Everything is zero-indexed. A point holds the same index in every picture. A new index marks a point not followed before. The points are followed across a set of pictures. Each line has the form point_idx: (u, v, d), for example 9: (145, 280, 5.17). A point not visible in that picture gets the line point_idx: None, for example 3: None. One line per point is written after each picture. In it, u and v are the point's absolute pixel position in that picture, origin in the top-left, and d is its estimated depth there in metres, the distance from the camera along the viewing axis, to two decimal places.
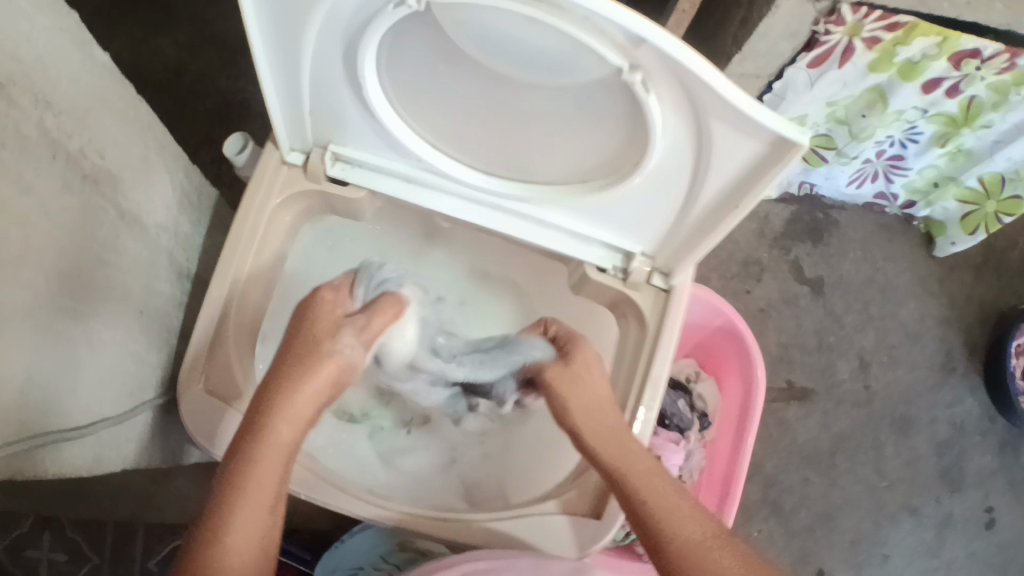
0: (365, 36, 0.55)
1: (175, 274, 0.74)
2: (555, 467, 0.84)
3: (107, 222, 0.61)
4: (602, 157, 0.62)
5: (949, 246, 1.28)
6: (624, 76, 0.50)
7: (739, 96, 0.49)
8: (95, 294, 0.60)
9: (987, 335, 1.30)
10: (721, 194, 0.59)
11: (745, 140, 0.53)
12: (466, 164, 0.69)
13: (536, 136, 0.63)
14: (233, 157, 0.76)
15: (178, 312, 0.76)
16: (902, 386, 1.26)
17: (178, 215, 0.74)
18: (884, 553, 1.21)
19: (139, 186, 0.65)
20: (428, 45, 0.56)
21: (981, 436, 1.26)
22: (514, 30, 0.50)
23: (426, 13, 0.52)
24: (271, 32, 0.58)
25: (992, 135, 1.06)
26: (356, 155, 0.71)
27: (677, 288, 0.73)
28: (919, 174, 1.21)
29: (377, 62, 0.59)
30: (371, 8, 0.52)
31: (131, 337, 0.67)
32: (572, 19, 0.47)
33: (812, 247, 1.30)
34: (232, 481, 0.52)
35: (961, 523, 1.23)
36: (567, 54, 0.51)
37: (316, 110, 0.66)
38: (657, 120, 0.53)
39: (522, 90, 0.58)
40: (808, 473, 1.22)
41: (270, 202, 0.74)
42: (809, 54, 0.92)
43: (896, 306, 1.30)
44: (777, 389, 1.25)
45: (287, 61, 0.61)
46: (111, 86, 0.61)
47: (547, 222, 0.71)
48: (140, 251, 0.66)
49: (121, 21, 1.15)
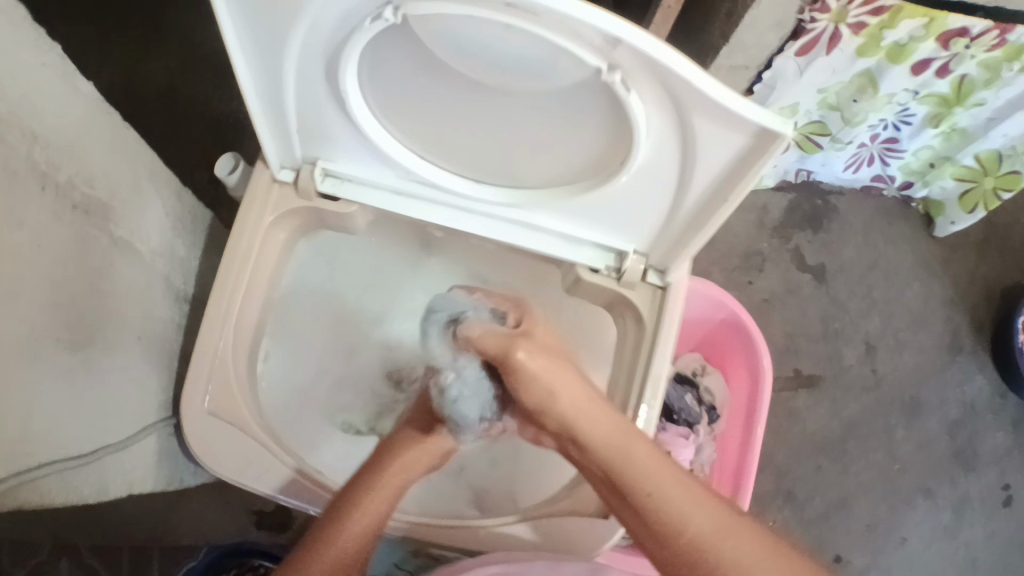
0: (345, 51, 0.55)
1: (173, 297, 0.75)
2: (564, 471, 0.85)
3: (101, 250, 0.61)
4: (588, 158, 0.62)
5: (949, 226, 1.28)
6: (603, 77, 0.50)
7: (718, 89, 0.49)
8: (92, 321, 0.60)
9: (993, 313, 1.29)
10: (710, 188, 0.59)
11: (729, 132, 0.53)
12: (455, 173, 0.69)
13: (522, 139, 0.63)
14: (225, 178, 0.77)
15: (179, 334, 0.76)
16: (910, 368, 1.26)
17: (172, 239, 0.74)
18: (902, 537, 1.20)
19: (131, 212, 0.66)
20: (408, 56, 0.56)
21: (993, 414, 1.25)
22: (490, 38, 0.50)
23: (404, 26, 0.52)
24: (252, 53, 0.58)
25: (985, 112, 1.06)
26: (346, 170, 0.72)
27: (673, 284, 0.73)
28: (914, 156, 1.21)
29: (359, 76, 0.59)
30: (349, 23, 0.53)
31: (131, 362, 0.67)
32: (547, 24, 0.47)
33: (812, 235, 1.30)
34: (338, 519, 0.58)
35: (978, 502, 1.22)
36: (545, 58, 0.51)
37: (303, 127, 0.67)
38: (639, 118, 0.53)
39: (504, 95, 0.58)
40: (820, 460, 1.22)
41: (262, 221, 0.74)
42: (796, 43, 0.92)
43: (900, 289, 1.29)
44: (784, 378, 1.24)
45: (271, 80, 0.61)
46: (97, 115, 0.62)
47: (538, 225, 0.71)
48: (135, 277, 0.67)
49: (113, 48, 1.16)
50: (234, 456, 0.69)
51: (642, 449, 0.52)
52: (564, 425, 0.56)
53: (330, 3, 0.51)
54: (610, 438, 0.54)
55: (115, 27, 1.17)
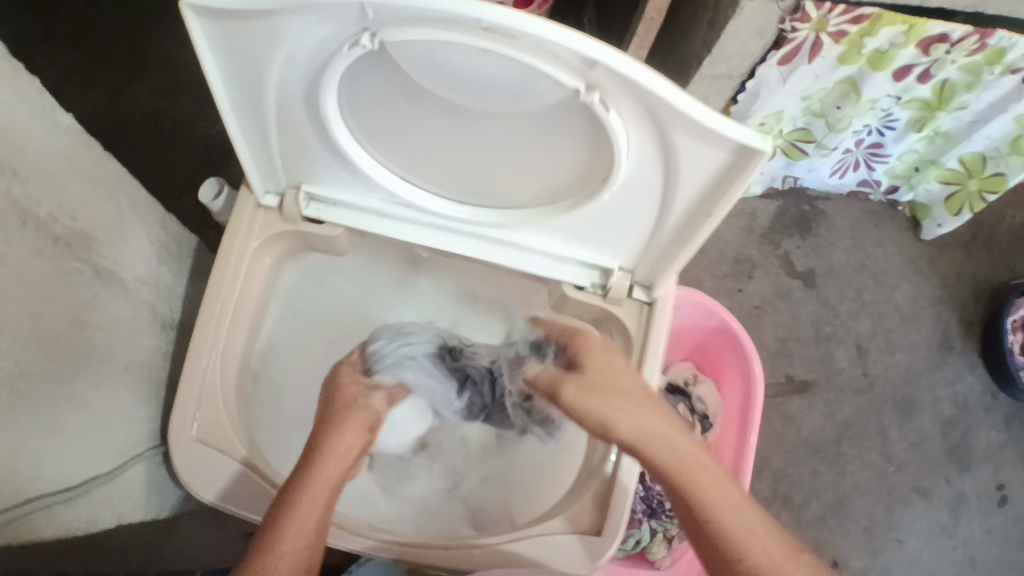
0: (325, 76, 0.55)
1: (159, 322, 0.74)
2: (557, 487, 0.85)
3: (84, 282, 0.61)
4: (570, 177, 0.63)
5: (936, 228, 1.28)
6: (582, 97, 0.50)
7: (697, 108, 0.49)
8: (77, 353, 0.60)
9: (983, 311, 1.30)
10: (693, 204, 0.60)
11: (709, 150, 0.53)
12: (438, 194, 0.70)
13: (505, 159, 0.63)
14: (210, 203, 0.77)
15: (166, 361, 0.76)
16: (902, 369, 1.26)
17: (157, 266, 0.74)
18: (899, 538, 1.20)
19: (115, 242, 0.66)
20: (388, 80, 0.56)
21: (986, 412, 1.26)
22: (469, 62, 0.50)
23: (383, 52, 0.53)
24: (233, 81, 0.58)
25: (968, 116, 1.07)
26: (330, 193, 0.72)
27: (659, 299, 0.73)
28: (899, 159, 1.21)
29: (340, 101, 0.60)
30: (328, 49, 0.53)
31: (118, 393, 0.67)
32: (525, 47, 0.47)
33: (801, 240, 1.30)
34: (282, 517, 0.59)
35: (974, 500, 1.22)
36: (524, 80, 0.51)
37: (285, 152, 0.67)
38: (620, 137, 0.53)
39: (486, 117, 0.58)
40: (815, 465, 1.22)
41: (248, 246, 0.74)
42: (778, 51, 0.92)
43: (890, 290, 1.30)
44: (777, 384, 1.24)
45: (252, 107, 0.61)
46: (78, 147, 0.61)
47: (524, 243, 0.71)
48: (120, 307, 0.67)
49: (97, 73, 1.16)
50: (221, 482, 0.69)
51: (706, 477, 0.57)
52: (631, 445, 0.61)
53: (309, 30, 0.51)
54: (671, 464, 0.59)
55: (99, 53, 1.17)
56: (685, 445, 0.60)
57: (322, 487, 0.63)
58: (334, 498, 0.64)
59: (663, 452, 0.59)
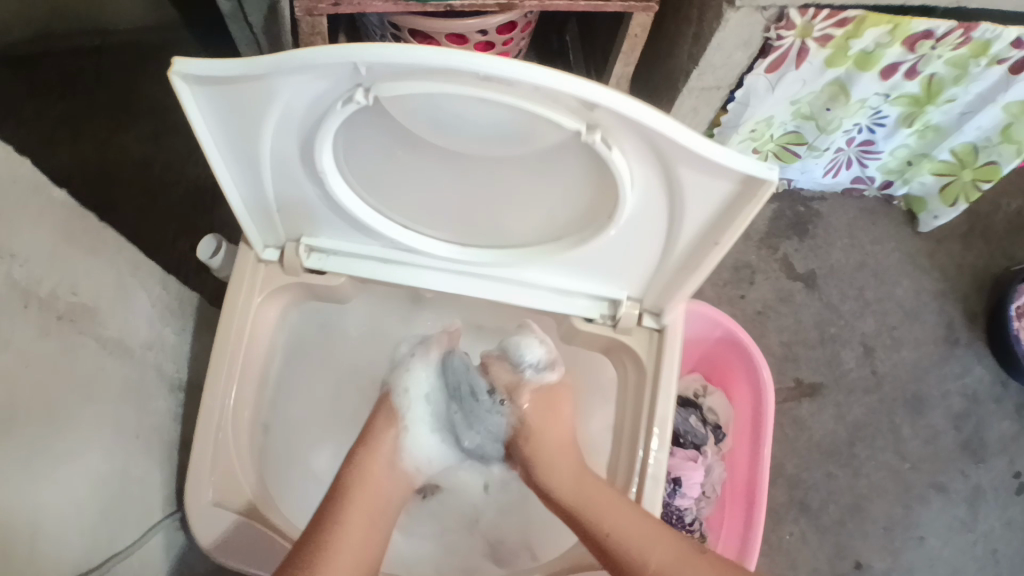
0: (319, 132, 0.54)
1: (167, 387, 0.73)
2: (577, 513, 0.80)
3: (90, 356, 0.60)
4: (573, 213, 0.61)
5: (933, 220, 1.29)
6: (583, 138, 0.49)
7: (699, 143, 0.48)
8: (86, 428, 0.59)
9: (985, 302, 1.30)
10: (698, 235, 0.58)
11: (714, 181, 0.52)
12: (439, 238, 0.69)
13: (506, 203, 0.62)
14: (208, 261, 0.75)
15: (177, 423, 0.75)
16: (909, 365, 1.25)
17: (162, 328, 0.73)
18: (919, 535, 1.17)
19: (119, 310, 0.65)
20: (381, 131, 0.55)
21: (995, 402, 1.24)
22: (465, 112, 0.49)
23: (377, 107, 0.51)
24: (227, 141, 0.57)
25: (957, 108, 1.07)
26: (330, 244, 0.70)
27: (669, 326, 0.72)
28: (891, 155, 1.22)
29: (334, 155, 0.58)
30: (321, 106, 0.52)
31: (130, 461, 0.66)
32: (524, 92, 0.46)
33: (799, 242, 1.31)
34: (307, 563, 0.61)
35: (992, 492, 1.20)
36: (524, 126, 0.50)
37: (282, 208, 0.66)
38: (624, 174, 0.52)
39: (487, 163, 0.57)
40: (831, 467, 1.19)
41: (251, 300, 0.73)
42: (765, 60, 0.92)
43: (891, 287, 1.30)
44: (786, 389, 1.23)
45: (246, 165, 0.60)
46: (77, 219, 0.60)
47: (528, 279, 0.70)
48: (129, 374, 0.66)
49: (86, 123, 1.16)
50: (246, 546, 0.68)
51: (602, 499, 0.67)
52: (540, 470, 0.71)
53: (302, 88, 0.50)
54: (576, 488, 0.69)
55: (87, 104, 1.16)
56: (587, 476, 0.69)
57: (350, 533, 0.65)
58: (367, 546, 0.66)
59: (566, 476, 0.70)
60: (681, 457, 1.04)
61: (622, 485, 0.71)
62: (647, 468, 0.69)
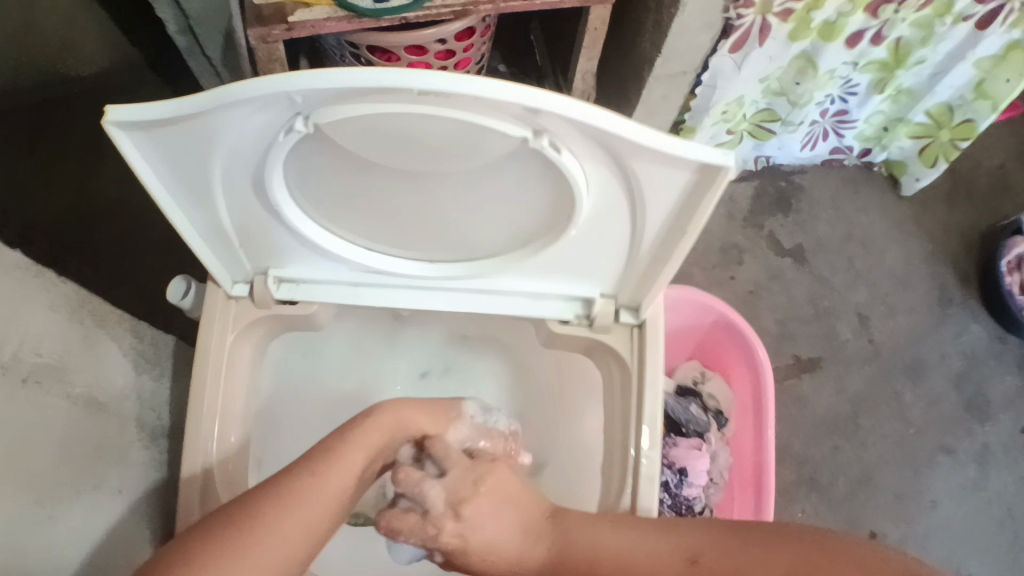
0: (267, 163, 0.53)
1: (148, 434, 0.72)
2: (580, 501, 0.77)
3: (62, 415, 0.59)
4: (536, 219, 0.60)
5: (915, 183, 1.29)
6: (531, 144, 0.48)
7: (648, 136, 0.47)
8: (64, 488, 0.58)
9: (975, 260, 1.29)
10: (663, 228, 0.57)
11: (670, 173, 0.51)
12: (406, 256, 0.68)
13: (471, 216, 0.61)
14: (179, 303, 0.74)
15: (162, 468, 0.74)
16: (905, 331, 1.24)
17: (138, 376, 0.72)
18: (931, 500, 1.15)
19: (87, 364, 0.64)
20: (330, 158, 0.54)
21: (995, 358, 1.23)
22: (409, 129, 0.48)
23: (320, 134, 0.51)
24: (177, 181, 0.56)
25: (927, 69, 1.07)
26: (299, 273, 0.69)
27: (648, 320, 0.71)
28: (867, 123, 1.21)
29: (288, 184, 0.57)
30: (265, 139, 0.51)
31: (114, 515, 0.64)
32: (464, 104, 0.45)
33: (784, 218, 1.30)
34: (283, 492, 0.56)
35: (1001, 450, 1.19)
36: (470, 138, 0.49)
37: (244, 242, 0.65)
38: (577, 174, 0.51)
39: (442, 179, 0.56)
40: (836, 440, 1.18)
41: (225, 338, 0.71)
42: (727, 41, 0.90)
43: (879, 253, 1.29)
44: (785, 367, 1.22)
45: (199, 203, 0.59)
46: (35, 278, 0.59)
47: (501, 288, 0.69)
48: (105, 428, 0.65)
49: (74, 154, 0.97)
50: None
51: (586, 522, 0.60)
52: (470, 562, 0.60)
53: (241, 123, 0.49)
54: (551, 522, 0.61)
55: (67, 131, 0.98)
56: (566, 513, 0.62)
57: (332, 482, 0.58)
58: (340, 503, 0.59)
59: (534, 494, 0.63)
60: (689, 446, 1.03)
61: (618, 483, 0.70)
62: (640, 467, 0.68)
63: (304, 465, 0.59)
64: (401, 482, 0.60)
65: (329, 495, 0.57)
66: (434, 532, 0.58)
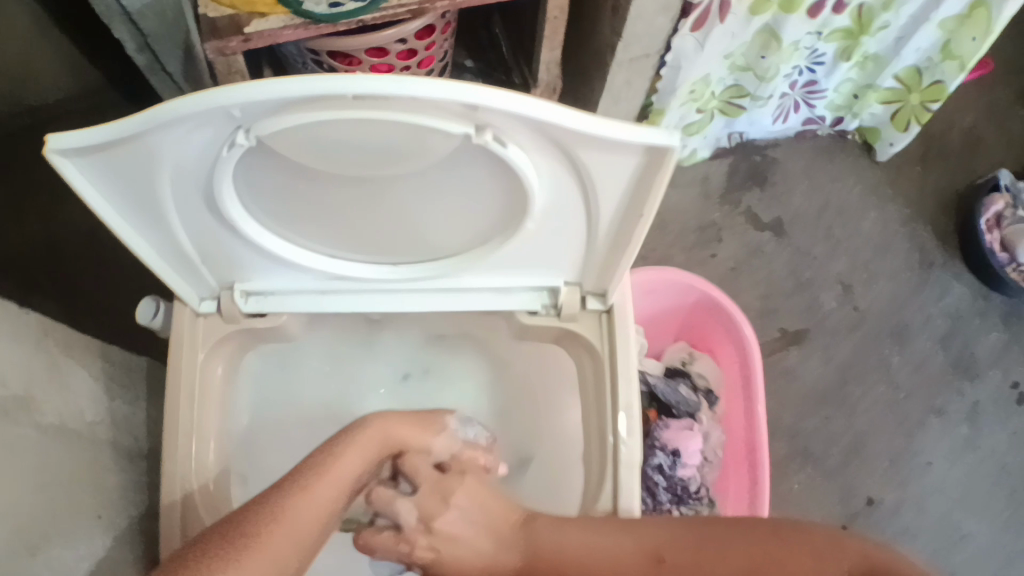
0: (214, 180, 0.52)
1: (124, 457, 0.72)
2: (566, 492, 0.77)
3: (32, 446, 0.59)
4: (493, 215, 0.60)
5: (889, 148, 1.29)
6: (474, 140, 0.48)
7: (589, 123, 0.46)
8: (40, 519, 0.57)
9: (954, 220, 1.29)
10: (618, 213, 0.57)
11: (617, 158, 0.50)
12: (368, 261, 0.67)
13: (429, 217, 0.60)
14: (150, 323, 0.74)
15: (140, 490, 0.74)
16: (889, 296, 1.25)
17: (109, 401, 0.71)
18: (925, 461, 1.16)
19: (55, 393, 0.63)
20: (277, 169, 0.54)
21: (980, 317, 1.24)
22: (350, 135, 0.48)
23: (263, 146, 0.50)
24: (129, 205, 0.56)
25: (892, 34, 1.07)
26: (264, 285, 0.69)
27: (616, 305, 0.71)
28: (836, 92, 1.21)
29: (241, 198, 0.57)
30: (208, 156, 0.50)
31: (95, 541, 0.64)
32: (401, 105, 0.45)
33: (760, 192, 1.30)
34: (278, 508, 0.55)
35: (991, 406, 1.19)
36: (412, 139, 0.48)
37: (206, 260, 0.64)
38: (525, 166, 0.51)
39: (392, 182, 0.55)
40: (828, 410, 1.18)
41: (196, 356, 0.71)
42: (688, 19, 0.91)
43: (858, 221, 1.29)
44: (771, 341, 1.22)
45: (155, 225, 0.59)
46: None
47: (467, 285, 0.69)
48: (79, 456, 0.65)
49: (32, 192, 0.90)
50: None
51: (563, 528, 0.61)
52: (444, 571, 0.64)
53: (183, 141, 0.49)
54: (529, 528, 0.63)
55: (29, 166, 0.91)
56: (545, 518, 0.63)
57: (322, 499, 0.58)
58: (329, 519, 0.58)
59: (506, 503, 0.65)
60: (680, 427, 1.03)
61: (599, 471, 0.70)
62: (619, 455, 0.68)
63: (295, 481, 0.58)
64: (375, 501, 0.65)
65: (318, 513, 0.57)
66: (408, 549, 0.64)
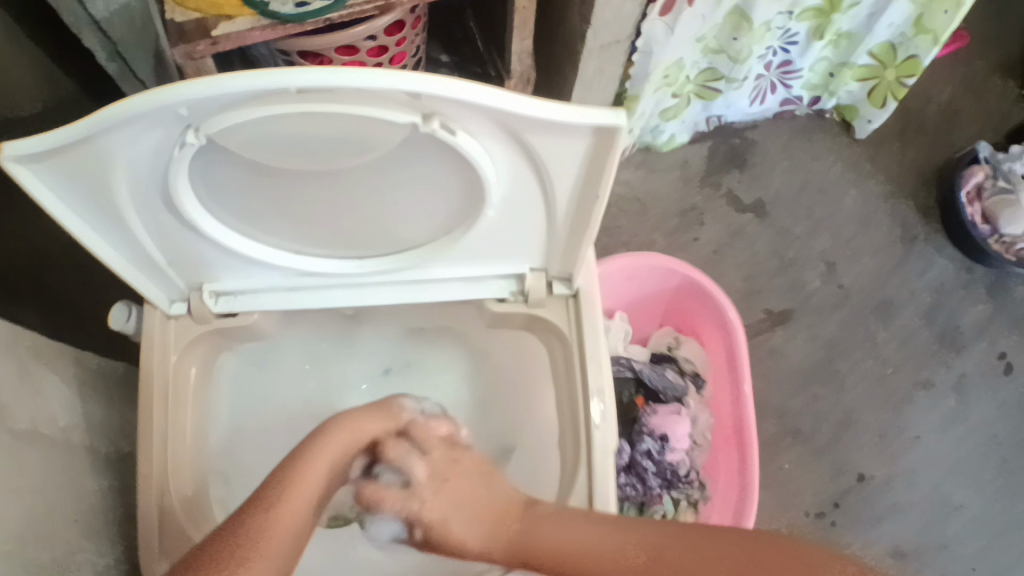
0: (168, 180, 0.53)
1: (99, 461, 0.72)
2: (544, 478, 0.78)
3: (5, 452, 0.59)
4: (452, 205, 0.60)
5: (867, 124, 1.29)
6: (422, 129, 0.48)
7: (535, 105, 0.46)
8: (16, 524, 0.58)
9: (935, 194, 1.30)
10: (575, 196, 0.57)
11: (567, 141, 0.51)
12: (334, 255, 0.68)
13: (388, 209, 0.61)
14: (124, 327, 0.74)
15: (117, 493, 0.74)
16: (873, 273, 1.25)
17: (81, 407, 0.72)
18: (914, 435, 1.16)
19: (27, 399, 0.64)
20: (230, 167, 0.54)
21: (964, 289, 1.24)
22: (296, 130, 0.48)
23: (214, 143, 0.51)
24: (87, 209, 0.56)
25: (864, 10, 1.08)
26: (232, 285, 0.69)
27: (582, 289, 0.71)
28: (812, 71, 1.22)
29: (199, 197, 0.57)
30: (160, 155, 0.51)
31: (72, 544, 0.64)
32: (345, 96, 0.45)
33: (740, 174, 1.30)
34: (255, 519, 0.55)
35: (979, 377, 1.20)
36: (360, 130, 0.49)
37: (172, 261, 0.65)
38: (475, 152, 0.51)
39: (347, 175, 0.56)
40: (816, 388, 1.18)
41: (167, 357, 0.72)
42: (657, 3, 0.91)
43: (838, 198, 1.29)
44: (757, 321, 1.22)
45: (118, 229, 0.59)
46: None
47: (434, 276, 0.69)
48: (54, 461, 0.65)
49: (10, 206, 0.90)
50: None
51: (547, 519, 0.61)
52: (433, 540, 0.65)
53: (133, 143, 0.49)
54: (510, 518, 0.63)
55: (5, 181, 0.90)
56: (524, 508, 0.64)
57: (297, 505, 0.58)
58: (305, 525, 0.59)
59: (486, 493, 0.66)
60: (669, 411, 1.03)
61: (574, 456, 0.70)
62: (593, 439, 0.68)
63: (269, 489, 0.58)
64: (385, 457, 0.68)
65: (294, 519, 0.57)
66: (416, 502, 0.66)
